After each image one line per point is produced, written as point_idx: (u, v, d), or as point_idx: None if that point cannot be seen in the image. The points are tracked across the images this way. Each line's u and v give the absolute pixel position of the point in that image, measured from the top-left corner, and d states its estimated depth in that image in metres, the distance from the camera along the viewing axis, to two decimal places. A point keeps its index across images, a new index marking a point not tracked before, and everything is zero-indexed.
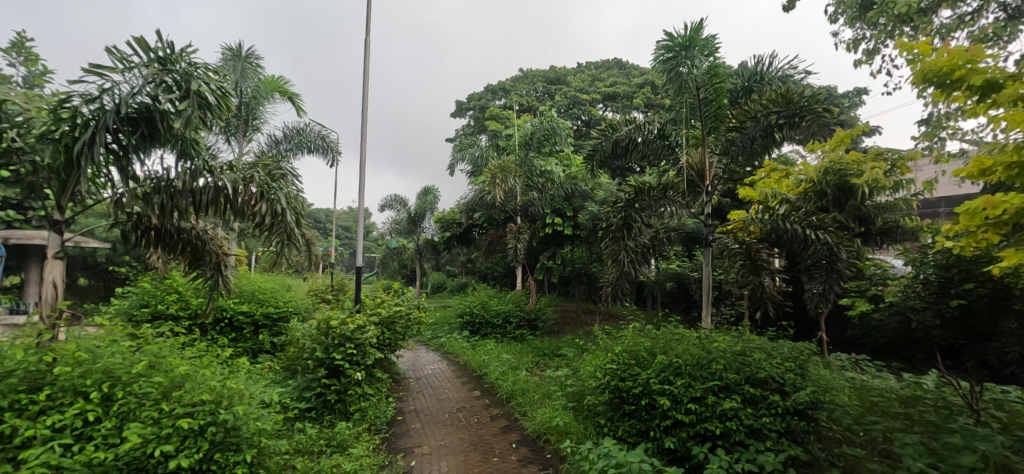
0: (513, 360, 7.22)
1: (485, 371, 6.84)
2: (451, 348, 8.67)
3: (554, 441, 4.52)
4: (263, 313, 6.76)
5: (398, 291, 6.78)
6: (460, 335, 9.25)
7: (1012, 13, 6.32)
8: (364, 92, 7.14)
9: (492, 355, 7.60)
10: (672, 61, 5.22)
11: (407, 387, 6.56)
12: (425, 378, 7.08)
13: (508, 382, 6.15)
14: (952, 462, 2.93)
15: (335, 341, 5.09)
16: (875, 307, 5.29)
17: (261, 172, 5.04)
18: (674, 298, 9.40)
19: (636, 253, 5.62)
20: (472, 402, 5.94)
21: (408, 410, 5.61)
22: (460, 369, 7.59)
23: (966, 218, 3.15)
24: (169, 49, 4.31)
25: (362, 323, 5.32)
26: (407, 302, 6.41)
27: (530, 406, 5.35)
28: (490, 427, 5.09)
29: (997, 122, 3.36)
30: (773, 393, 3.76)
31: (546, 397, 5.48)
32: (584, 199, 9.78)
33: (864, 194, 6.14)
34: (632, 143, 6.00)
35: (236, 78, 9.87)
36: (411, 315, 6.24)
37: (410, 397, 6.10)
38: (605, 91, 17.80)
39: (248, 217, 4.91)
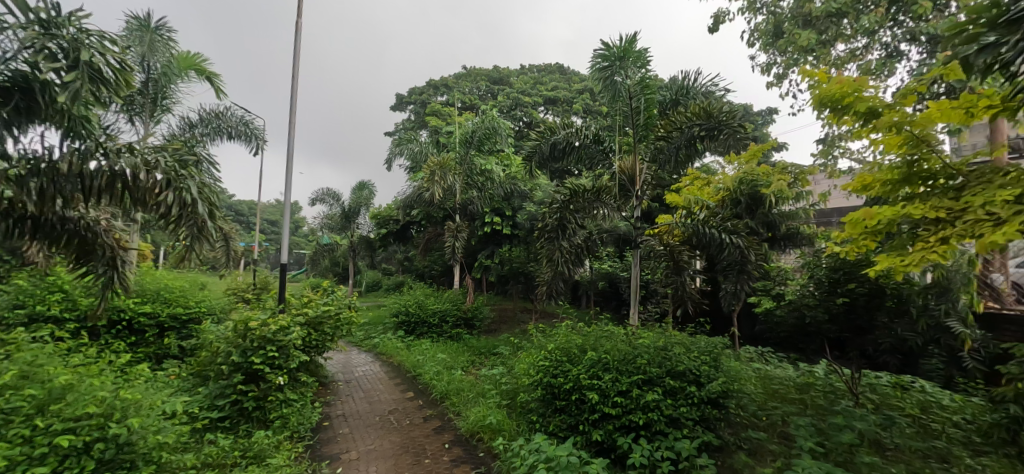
0: (448, 360, 7.22)
1: (419, 371, 6.78)
2: (384, 348, 8.48)
3: (487, 439, 4.59)
4: (170, 314, 6.24)
5: (327, 289, 6.53)
6: (394, 335, 9.08)
7: (890, 52, 7.34)
8: (294, 79, 6.79)
9: (426, 354, 7.56)
10: (608, 70, 5.49)
11: (336, 390, 6.36)
12: (355, 380, 6.88)
13: (442, 382, 6.15)
14: (836, 439, 3.37)
15: (253, 344, 4.82)
16: (777, 305, 5.92)
17: (167, 157, 4.64)
18: (605, 297, 9.86)
19: (570, 254, 5.85)
20: (406, 403, 5.89)
21: (335, 414, 5.45)
22: (393, 370, 7.46)
23: (849, 227, 3.63)
24: (53, 11, 3.89)
25: (286, 324, 5.09)
26: (337, 301, 6.20)
27: (464, 405, 5.39)
28: (421, 429, 5.07)
29: (877, 144, 3.90)
30: (690, 385, 4.08)
31: (480, 396, 5.55)
32: (523, 199, 10.03)
33: (771, 203, 6.85)
34: (569, 147, 6.24)
35: (143, 51, 9.00)
36: (341, 315, 6.04)
37: (338, 401, 5.90)
38: (546, 95, 18.18)
39: (151, 207, 4.51)
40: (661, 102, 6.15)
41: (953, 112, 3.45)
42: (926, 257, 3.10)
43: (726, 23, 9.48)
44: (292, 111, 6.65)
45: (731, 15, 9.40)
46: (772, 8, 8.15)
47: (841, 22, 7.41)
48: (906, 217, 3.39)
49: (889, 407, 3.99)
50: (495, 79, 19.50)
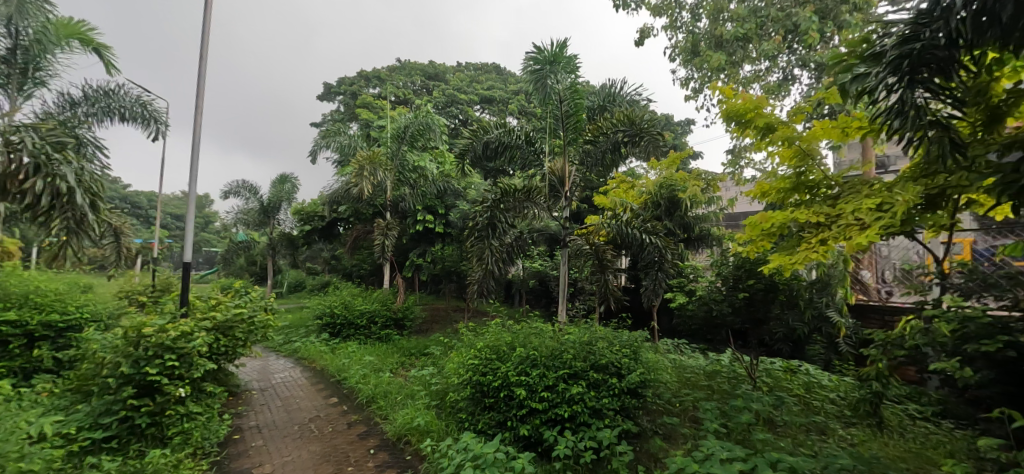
0: (376, 362, 7.03)
1: (343, 375, 6.55)
2: (307, 352, 8.07)
3: (414, 441, 4.53)
4: (43, 322, 5.53)
5: (240, 290, 6.12)
6: (317, 338, 8.67)
7: (786, 76, 8.28)
8: (202, 59, 6.22)
9: (352, 357, 7.30)
10: (539, 73, 5.66)
11: (249, 400, 5.96)
12: (272, 388, 6.51)
13: (368, 385, 5.98)
14: (737, 420, 3.77)
15: (148, 353, 4.30)
16: (689, 300, 6.47)
17: (35, 139, 4.53)
18: (536, 295, 10.12)
19: (500, 253, 5.97)
20: (328, 409, 5.67)
21: (246, 426, 5.11)
22: (315, 375, 7.14)
23: (748, 229, 4.06)
24: None
25: (189, 329, 4.60)
26: (251, 303, 5.82)
27: (392, 408, 5.29)
28: (345, 435, 4.92)
29: (773, 156, 4.39)
30: (612, 377, 4.32)
31: (408, 398, 5.48)
32: (456, 197, 10.02)
33: (686, 206, 7.42)
34: (501, 146, 6.36)
35: (7, 12, 7.19)
36: (256, 318, 5.67)
37: (251, 412, 5.54)
38: (482, 94, 18.23)
39: (18, 193, 4.45)
40: (590, 108, 6.44)
41: (833, 130, 3.98)
42: (809, 257, 3.58)
43: (650, 38, 10.14)
44: (199, 94, 6.11)
45: (655, 30, 10.06)
46: (690, 28, 8.85)
47: (747, 46, 8.23)
48: (794, 222, 3.86)
49: (780, 390, 4.50)
50: (430, 74, 19.23)
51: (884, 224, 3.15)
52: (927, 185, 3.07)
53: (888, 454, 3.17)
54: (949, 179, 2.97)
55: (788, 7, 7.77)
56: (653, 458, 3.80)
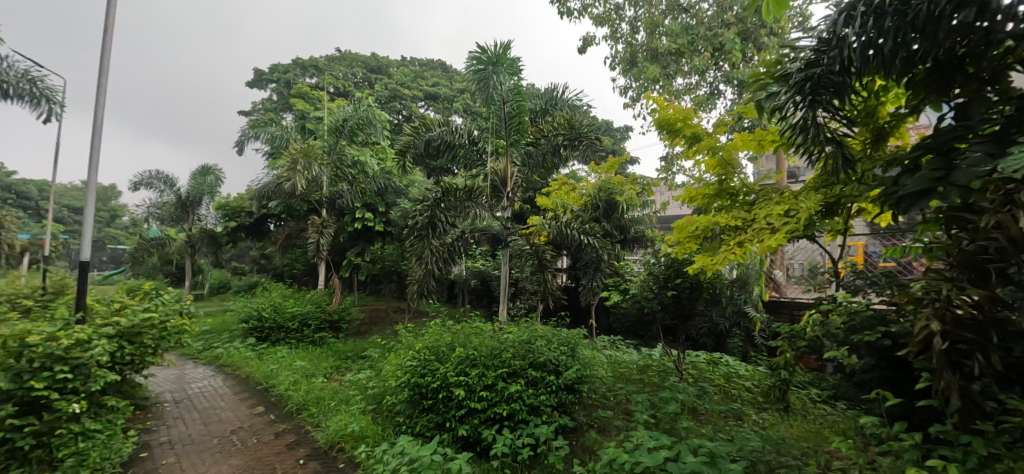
0: (308, 367, 6.74)
1: (272, 382, 6.21)
2: (230, 359, 7.55)
3: (347, 448, 4.38)
4: None
5: (151, 293, 5.61)
6: (242, 344, 8.14)
7: (713, 90, 8.93)
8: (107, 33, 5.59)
9: (282, 363, 6.93)
10: (482, 73, 5.70)
11: (160, 414, 5.48)
12: (188, 399, 6.03)
13: (299, 392, 5.73)
14: (665, 410, 4.02)
15: (33, 365, 3.75)
16: (623, 298, 6.83)
17: None
18: (477, 295, 10.17)
19: (441, 252, 5.94)
20: (254, 419, 5.36)
21: (156, 443, 4.72)
22: (239, 383, 6.71)
23: (677, 231, 4.35)
24: None
25: (85, 337, 4.17)
26: (164, 306, 5.35)
27: (324, 415, 5.09)
28: (272, 446, 4.68)
29: (699, 164, 4.74)
30: (549, 374, 4.43)
31: (343, 403, 5.31)
32: (397, 196, 9.85)
33: (623, 209, 7.79)
34: (443, 144, 6.33)
35: None
36: (169, 324, 5.24)
37: (162, 427, 5.10)
38: (426, 91, 17.97)
39: None
40: (532, 110, 6.58)
41: (751, 143, 4.36)
42: (728, 257, 3.90)
43: (592, 46, 10.52)
44: (103, 74, 5.51)
45: (596, 40, 10.45)
46: (629, 39, 9.28)
47: (679, 60, 8.78)
48: (716, 225, 4.19)
49: (703, 381, 4.86)
50: (372, 67, 18.68)
51: (791, 229, 3.51)
52: (826, 194, 3.46)
53: (792, 435, 3.52)
54: (843, 189, 3.36)
55: (716, 26, 8.38)
56: (587, 450, 3.95)
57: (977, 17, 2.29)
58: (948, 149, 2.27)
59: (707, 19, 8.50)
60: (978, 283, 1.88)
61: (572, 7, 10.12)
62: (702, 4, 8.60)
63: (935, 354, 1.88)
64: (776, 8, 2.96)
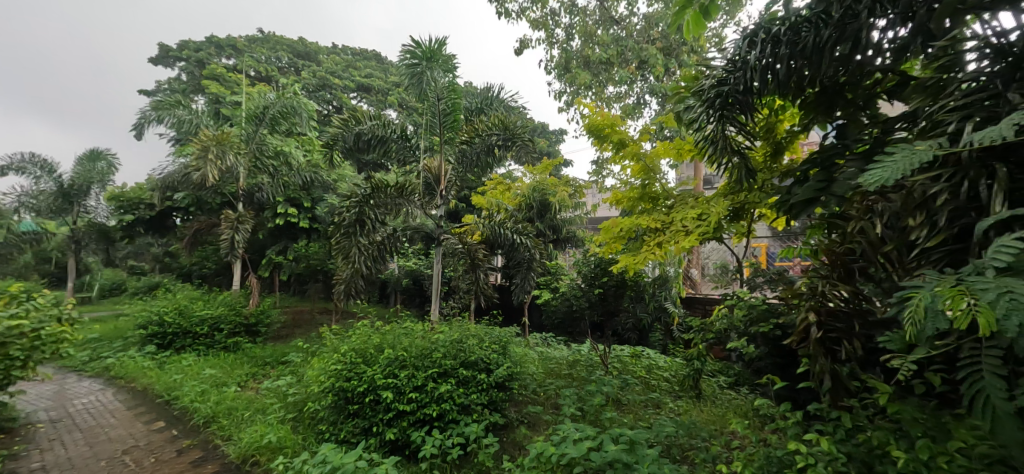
0: (220, 375, 6.24)
1: (175, 394, 5.68)
2: (124, 370, 6.80)
3: (263, 461, 4.07)
4: None
5: (21, 295, 4.88)
6: (139, 352, 7.35)
7: (640, 99, 9.46)
8: None
9: (188, 372, 6.37)
10: (416, 68, 5.59)
11: (31, 437, 4.82)
12: (69, 418, 5.36)
13: (207, 403, 5.29)
14: (591, 403, 4.22)
15: None
16: (553, 296, 7.05)
17: None
18: (410, 295, 10.01)
19: (369, 251, 5.75)
20: (152, 436, 4.88)
21: (27, 469, 4.14)
22: (135, 397, 6.07)
23: (604, 232, 4.59)
24: None
25: None
26: (39, 312, 4.70)
27: (236, 427, 4.74)
28: (173, 464, 4.27)
29: (625, 169, 5.03)
30: (480, 373, 4.47)
31: (258, 413, 4.97)
32: (324, 190, 9.42)
33: (555, 210, 8.03)
34: (374, 139, 6.13)
35: None
36: (44, 332, 4.62)
37: (34, 453, 4.48)
38: (358, 81, 17.28)
39: None
40: (467, 109, 6.58)
41: (671, 150, 4.69)
42: (649, 258, 4.17)
43: (529, 49, 10.71)
44: None
45: (533, 43, 10.66)
46: (564, 45, 9.56)
47: (610, 69, 9.21)
48: (639, 227, 4.47)
49: (626, 373, 5.16)
50: (299, 53, 17.63)
51: (703, 232, 3.84)
52: (733, 201, 3.81)
53: (702, 420, 3.85)
54: (748, 196, 3.72)
55: (644, 40, 8.90)
56: (517, 445, 4.05)
57: (852, 51, 2.65)
58: (829, 164, 2.60)
59: (636, 32, 8.99)
60: (846, 280, 2.19)
61: (509, 9, 10.23)
62: (632, 18, 9.08)
63: (812, 342, 2.16)
64: (695, 27, 3.21)
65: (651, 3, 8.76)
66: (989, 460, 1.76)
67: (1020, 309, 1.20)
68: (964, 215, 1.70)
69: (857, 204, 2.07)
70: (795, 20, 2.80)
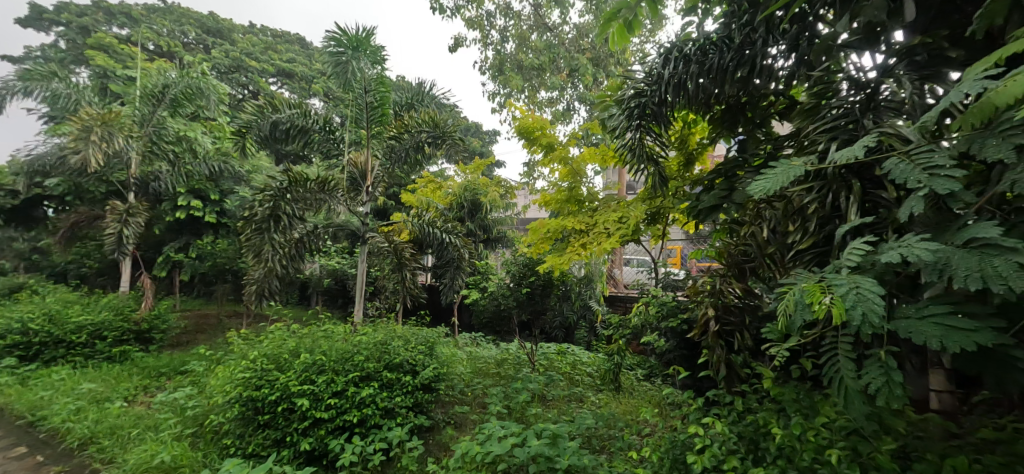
0: (102, 389, 5.53)
1: (42, 414, 4.92)
2: None
3: None
4: None
5: None
6: None
7: (569, 105, 9.81)
8: None
9: (62, 386, 5.57)
10: (340, 56, 5.35)
11: None
12: None
13: (85, 422, 4.66)
14: (517, 400, 4.31)
15: None
16: (482, 296, 7.10)
17: None
18: (332, 296, 9.60)
19: (285, 249, 5.34)
20: (10, 465, 4.19)
21: None
22: None
23: (532, 232, 4.71)
24: None
25: None
26: None
27: (122, 447, 4.23)
28: None
29: (553, 171, 5.22)
30: (405, 375, 4.39)
31: (150, 430, 4.47)
32: (236, 182, 8.94)
33: (486, 209, 8.10)
34: (292, 129, 5.77)
35: None
36: None
37: None
38: (278, 66, 16.16)
39: None
40: (397, 103, 6.42)
41: (596, 156, 4.93)
42: (574, 258, 4.34)
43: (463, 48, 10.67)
44: None
45: (466, 42, 10.62)
46: (498, 46, 9.63)
47: (542, 75, 9.45)
48: (566, 228, 4.64)
49: (552, 370, 5.34)
50: (209, 30, 16.12)
51: (623, 235, 4.05)
52: (649, 205, 4.03)
53: (619, 410, 4.09)
54: (663, 202, 3.97)
55: (575, 49, 9.25)
56: (443, 447, 4.04)
57: (751, 74, 2.95)
58: (730, 175, 2.88)
59: (567, 41, 9.31)
60: (739, 279, 2.46)
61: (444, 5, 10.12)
62: (564, 27, 9.37)
63: (711, 335, 2.39)
64: (619, 39, 3.38)
65: (583, 14, 9.11)
66: (847, 431, 2.08)
67: (864, 302, 1.43)
68: (830, 222, 1.98)
69: (750, 211, 2.33)
70: (704, 42, 3.07)
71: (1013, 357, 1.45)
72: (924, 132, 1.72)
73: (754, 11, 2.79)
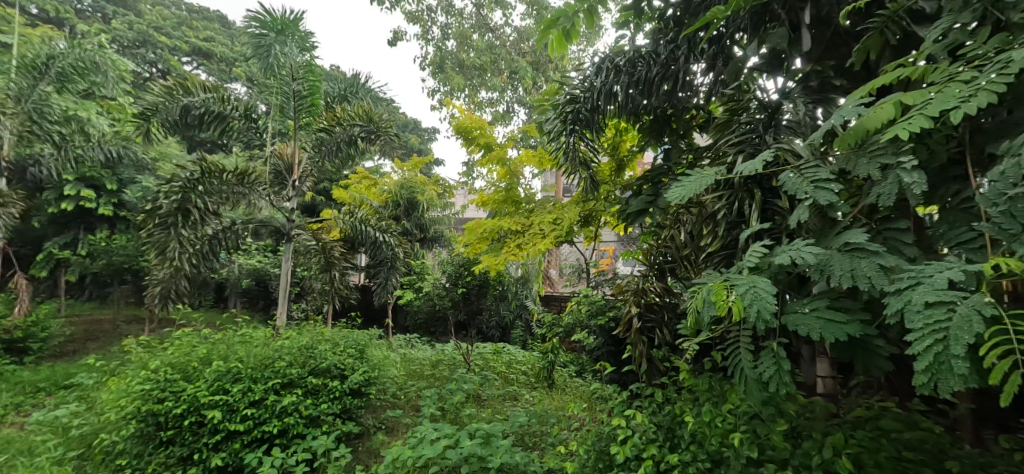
0: None
1: None
2: None
3: None
4: None
5: None
6: None
7: (509, 107, 9.91)
8: None
9: None
10: (264, 39, 5.02)
11: None
12: None
13: None
14: (451, 401, 4.29)
15: None
16: (416, 296, 6.97)
17: None
18: (252, 297, 8.98)
19: (195, 247, 4.92)
20: None
21: None
22: None
23: (470, 232, 4.72)
24: None
25: None
26: None
27: None
28: None
29: (492, 172, 5.28)
30: (332, 380, 4.23)
31: (24, 454, 3.91)
32: (138, 171, 8.05)
33: (423, 208, 7.98)
34: (207, 115, 5.29)
35: None
36: None
37: None
38: (194, 44, 14.78)
39: None
40: (329, 94, 6.15)
41: (533, 158, 5.06)
42: (509, 258, 4.41)
43: (402, 42, 10.44)
44: None
45: (406, 36, 10.39)
46: (438, 43, 9.50)
47: (483, 75, 9.49)
48: (503, 229, 4.69)
49: (487, 370, 5.37)
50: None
51: (557, 236, 4.16)
52: (583, 208, 4.16)
53: (550, 407, 4.20)
54: (595, 205, 4.11)
55: (516, 52, 9.39)
56: (372, 454, 3.94)
57: (676, 86, 3.14)
58: (656, 182, 3.06)
59: (509, 43, 9.42)
60: (659, 278, 2.63)
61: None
62: (505, 29, 9.47)
63: (633, 332, 2.54)
64: (557, 46, 3.46)
65: (524, 17, 9.26)
66: (748, 416, 2.30)
67: (759, 299, 1.59)
68: (736, 227, 2.17)
69: (670, 216, 2.50)
70: (635, 54, 3.23)
71: (876, 345, 1.68)
72: (813, 150, 1.95)
73: (678, 29, 3.07)
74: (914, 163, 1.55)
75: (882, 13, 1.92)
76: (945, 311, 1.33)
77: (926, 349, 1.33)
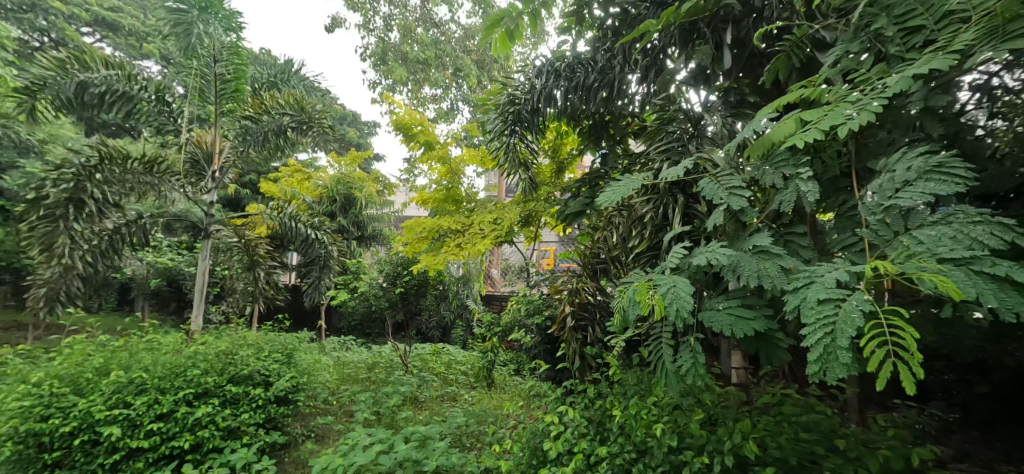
0: None
1: None
2: None
3: None
4: None
5: None
6: None
7: (453, 105, 9.83)
8: None
9: None
10: (182, 15, 4.59)
11: None
12: None
13: None
14: (387, 404, 4.19)
15: None
16: (351, 296, 6.73)
17: None
18: (161, 299, 8.21)
19: (92, 244, 4.43)
20: None
21: None
22: None
23: (410, 231, 4.60)
24: None
25: None
26: None
27: None
28: None
29: (433, 170, 5.20)
30: (255, 388, 3.98)
31: None
32: (22, 154, 7.09)
33: (360, 205, 7.74)
34: (111, 95, 4.77)
35: None
36: None
37: None
38: (97, 14, 13.10)
39: None
40: (256, 80, 5.78)
41: (476, 158, 5.04)
42: (449, 258, 4.35)
43: (341, 30, 10.03)
44: None
45: (345, 24, 9.99)
46: (380, 34, 9.21)
47: (427, 70, 9.35)
48: (443, 228, 4.63)
49: (425, 370, 5.30)
50: None
51: (496, 236, 4.17)
52: (524, 208, 4.16)
53: (486, 405, 4.22)
54: (535, 206, 4.12)
55: (460, 49, 9.34)
56: (300, 464, 3.76)
57: (613, 94, 3.26)
58: (593, 185, 3.15)
59: (454, 40, 9.34)
60: (592, 279, 2.72)
61: None
62: (450, 25, 9.38)
63: (566, 330, 2.60)
64: (502, 46, 3.47)
65: (469, 15, 9.24)
66: (671, 407, 2.44)
67: (679, 298, 1.68)
68: (662, 230, 2.29)
69: (603, 218, 2.59)
70: (574, 60, 3.32)
71: (778, 338, 1.84)
72: (728, 160, 2.10)
73: (615, 39, 3.18)
74: (810, 174, 1.72)
75: (789, 38, 2.11)
76: (832, 307, 1.48)
77: (818, 341, 1.47)
